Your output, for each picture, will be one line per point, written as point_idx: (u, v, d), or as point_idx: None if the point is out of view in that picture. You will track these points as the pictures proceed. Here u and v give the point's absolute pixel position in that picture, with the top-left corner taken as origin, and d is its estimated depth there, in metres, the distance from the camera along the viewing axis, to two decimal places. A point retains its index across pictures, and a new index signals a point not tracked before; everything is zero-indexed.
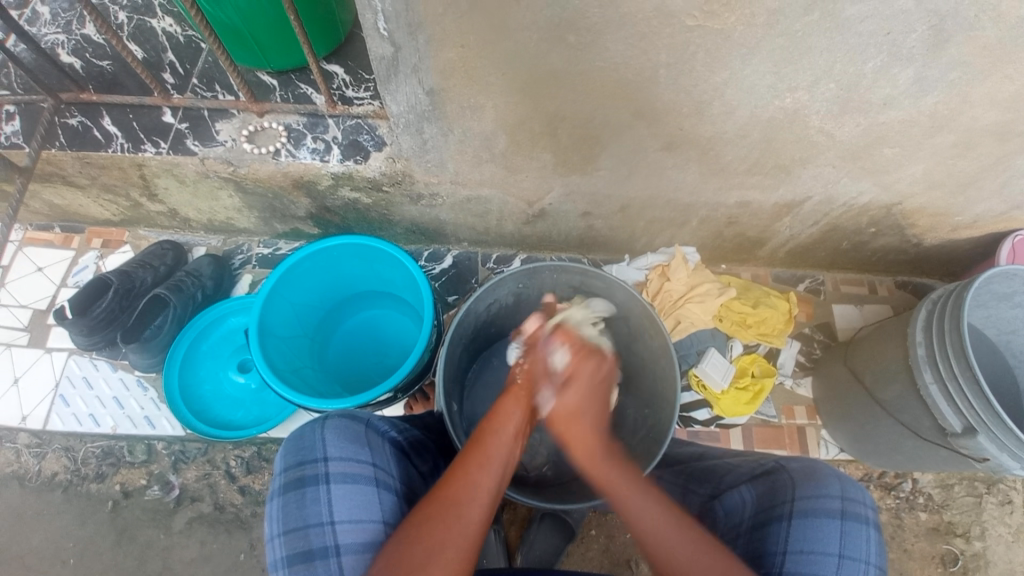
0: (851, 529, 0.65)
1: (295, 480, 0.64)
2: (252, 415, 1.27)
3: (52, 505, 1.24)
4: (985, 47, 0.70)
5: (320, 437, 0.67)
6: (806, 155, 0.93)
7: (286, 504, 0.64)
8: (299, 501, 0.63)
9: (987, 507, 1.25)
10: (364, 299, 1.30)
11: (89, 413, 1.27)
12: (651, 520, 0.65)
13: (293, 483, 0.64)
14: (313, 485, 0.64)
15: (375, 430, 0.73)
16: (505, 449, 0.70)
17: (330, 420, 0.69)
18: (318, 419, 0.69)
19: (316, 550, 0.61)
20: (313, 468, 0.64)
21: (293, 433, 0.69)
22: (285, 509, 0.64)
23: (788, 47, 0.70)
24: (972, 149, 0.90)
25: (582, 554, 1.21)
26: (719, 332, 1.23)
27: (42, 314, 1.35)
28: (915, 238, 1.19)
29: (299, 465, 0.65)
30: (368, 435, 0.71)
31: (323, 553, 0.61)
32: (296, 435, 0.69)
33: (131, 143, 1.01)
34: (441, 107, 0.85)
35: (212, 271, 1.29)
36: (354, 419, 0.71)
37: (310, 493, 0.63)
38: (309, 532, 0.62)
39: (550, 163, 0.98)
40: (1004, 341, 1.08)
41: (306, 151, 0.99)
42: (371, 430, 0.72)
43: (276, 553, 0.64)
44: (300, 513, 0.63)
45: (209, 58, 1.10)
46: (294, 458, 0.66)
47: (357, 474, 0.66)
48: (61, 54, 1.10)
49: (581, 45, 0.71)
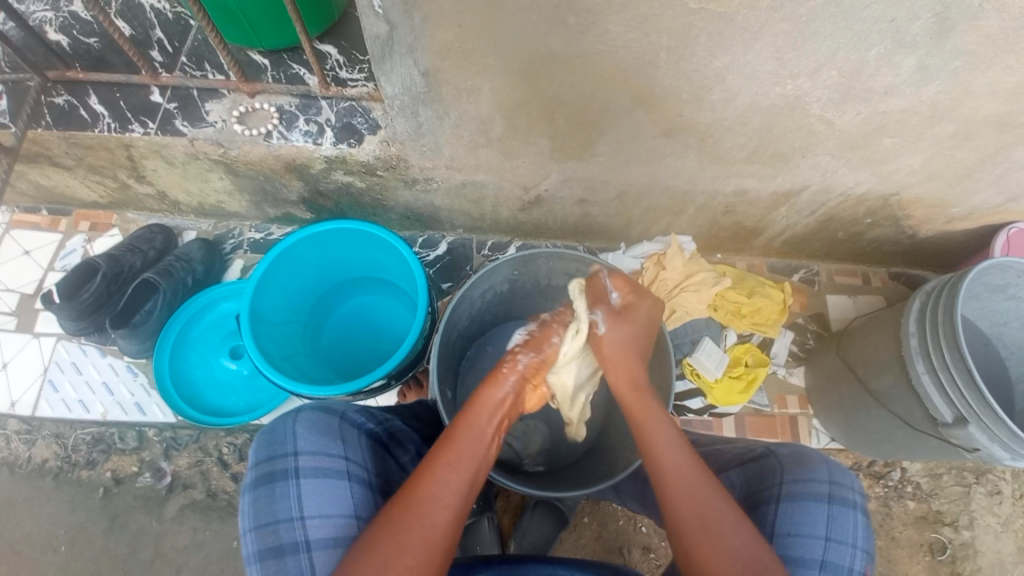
0: (838, 512, 0.65)
1: (265, 475, 0.64)
2: (243, 401, 1.26)
3: (42, 491, 1.23)
4: (987, 36, 0.69)
5: (291, 430, 0.67)
6: (807, 144, 0.92)
7: (257, 499, 0.64)
8: (269, 496, 0.63)
9: (975, 497, 1.27)
10: (357, 286, 1.29)
11: (78, 399, 1.25)
12: (675, 459, 0.69)
13: (263, 478, 0.64)
14: (282, 480, 0.63)
15: (350, 422, 0.72)
16: (477, 446, 0.70)
17: (302, 413, 0.68)
18: (290, 413, 0.69)
19: (285, 545, 0.61)
20: (283, 463, 0.64)
21: (265, 427, 0.68)
22: (255, 504, 0.64)
23: (792, 32, 0.69)
24: (970, 140, 0.89)
25: (575, 541, 1.22)
26: (713, 321, 1.25)
27: (29, 298, 1.32)
28: (911, 229, 1.19)
29: (269, 460, 0.65)
30: (342, 428, 0.70)
31: (293, 548, 0.61)
32: (269, 429, 0.68)
33: (119, 123, 0.99)
34: (437, 90, 0.83)
35: (202, 256, 1.27)
36: (327, 411, 0.70)
37: (279, 488, 0.63)
38: (279, 528, 0.62)
39: (547, 149, 0.97)
40: (995, 333, 1.09)
41: (299, 133, 0.97)
42: (346, 423, 0.72)
43: (248, 548, 0.64)
44: (270, 508, 0.63)
45: (198, 35, 1.07)
46: (264, 453, 0.65)
47: (328, 468, 0.65)
48: (47, 30, 1.07)
49: (581, 26, 0.70)
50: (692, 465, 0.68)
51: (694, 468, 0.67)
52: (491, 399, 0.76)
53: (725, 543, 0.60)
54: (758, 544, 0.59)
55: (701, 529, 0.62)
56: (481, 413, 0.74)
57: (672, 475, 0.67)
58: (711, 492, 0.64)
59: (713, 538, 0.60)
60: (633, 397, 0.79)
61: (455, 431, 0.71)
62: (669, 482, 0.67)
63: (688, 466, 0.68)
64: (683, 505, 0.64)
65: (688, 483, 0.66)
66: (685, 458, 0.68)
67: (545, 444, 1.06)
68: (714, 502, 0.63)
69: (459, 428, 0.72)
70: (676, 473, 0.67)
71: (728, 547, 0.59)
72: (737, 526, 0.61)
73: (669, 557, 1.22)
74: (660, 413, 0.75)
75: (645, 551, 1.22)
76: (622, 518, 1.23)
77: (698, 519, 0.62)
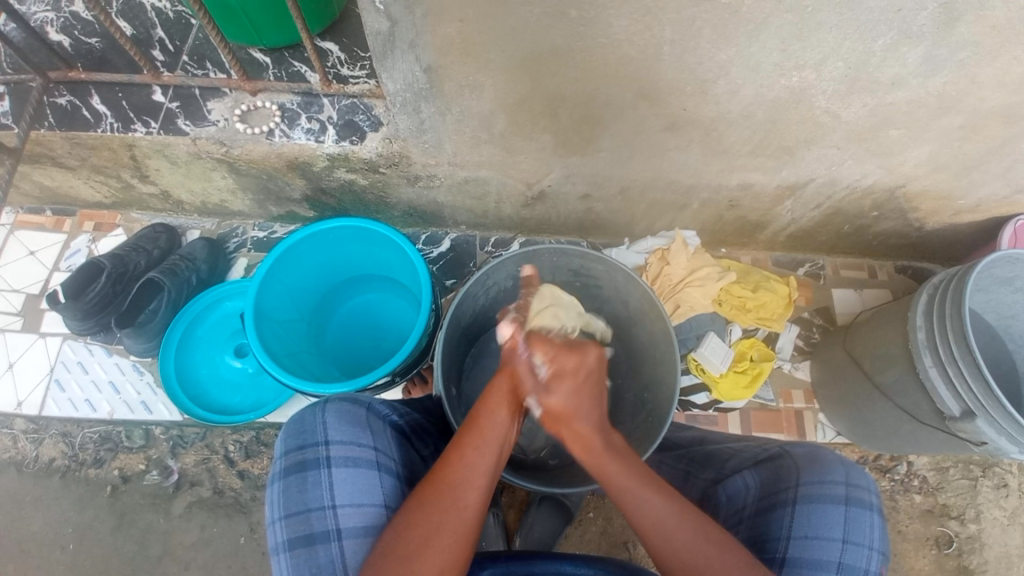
0: (855, 515, 0.65)
1: (296, 464, 0.64)
2: (249, 399, 1.26)
3: (50, 490, 1.23)
4: (994, 26, 0.68)
5: (320, 420, 0.67)
6: (812, 136, 0.91)
7: (287, 487, 0.64)
8: (300, 484, 0.63)
9: (982, 490, 1.26)
10: (360, 283, 1.29)
11: (85, 398, 1.26)
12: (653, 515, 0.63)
13: (294, 467, 0.64)
14: (315, 469, 0.63)
15: (376, 413, 0.73)
16: (503, 423, 0.70)
17: (330, 403, 0.68)
18: (319, 402, 0.69)
19: (317, 533, 0.62)
20: (314, 452, 0.64)
21: (293, 416, 0.68)
22: (286, 492, 0.64)
23: (797, 23, 0.69)
24: (977, 131, 0.88)
25: (580, 536, 1.22)
26: (718, 317, 1.22)
27: (35, 298, 1.33)
28: (917, 222, 1.18)
29: (300, 449, 0.65)
30: (369, 419, 0.71)
31: (324, 537, 0.61)
32: (297, 418, 0.68)
33: (121, 123, 0.99)
34: (438, 86, 0.83)
35: (206, 254, 1.27)
36: (355, 402, 0.71)
37: (312, 477, 0.63)
38: (311, 516, 0.62)
39: (550, 144, 0.96)
40: (1003, 325, 1.08)
41: (301, 131, 0.97)
42: (373, 414, 0.72)
43: (277, 537, 0.64)
44: (301, 497, 0.63)
45: (199, 34, 1.07)
46: (295, 442, 0.65)
47: (358, 458, 0.66)
48: (50, 32, 1.07)
49: (583, 20, 0.69)
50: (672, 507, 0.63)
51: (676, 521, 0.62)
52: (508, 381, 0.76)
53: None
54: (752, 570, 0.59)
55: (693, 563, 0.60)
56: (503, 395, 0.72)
57: (655, 535, 0.62)
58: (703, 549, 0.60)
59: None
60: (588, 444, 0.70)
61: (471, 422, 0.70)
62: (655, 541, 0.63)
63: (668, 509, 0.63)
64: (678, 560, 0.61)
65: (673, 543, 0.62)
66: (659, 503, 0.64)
67: (550, 440, 1.05)
68: (708, 551, 0.60)
69: (480, 408, 0.71)
70: (659, 532, 0.62)
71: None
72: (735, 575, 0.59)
73: None
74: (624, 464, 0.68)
75: None
76: None
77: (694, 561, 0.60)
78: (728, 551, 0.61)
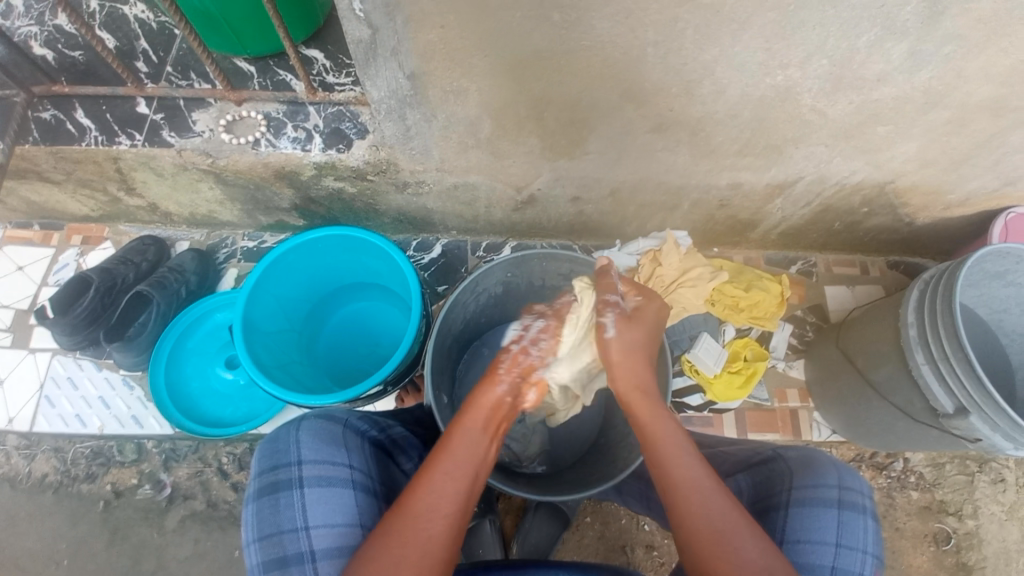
0: (848, 518, 0.65)
1: (269, 485, 0.64)
2: (241, 411, 1.25)
3: (43, 506, 1.22)
4: (980, 19, 0.68)
5: (294, 439, 0.67)
6: (799, 135, 0.91)
7: (260, 509, 0.64)
8: (273, 505, 0.63)
9: (979, 485, 1.26)
10: (351, 292, 1.28)
11: (75, 413, 1.25)
12: (686, 473, 0.65)
13: (267, 488, 0.64)
14: (287, 490, 0.63)
15: (353, 429, 0.72)
16: (473, 445, 0.68)
17: (304, 421, 0.68)
18: (294, 421, 0.69)
19: (290, 556, 0.61)
20: (287, 472, 0.64)
21: (267, 437, 0.68)
22: (259, 514, 0.64)
23: (781, 21, 0.68)
24: (965, 126, 0.88)
25: (577, 541, 1.21)
26: (711, 317, 1.22)
27: (24, 314, 1.31)
28: (908, 218, 1.18)
29: (273, 469, 0.64)
30: (345, 436, 0.70)
31: (298, 559, 0.61)
32: (272, 438, 0.68)
33: (105, 136, 0.98)
34: (423, 92, 0.82)
35: (195, 266, 1.26)
36: (330, 420, 0.70)
37: (284, 498, 0.63)
38: (284, 538, 0.62)
39: (538, 148, 0.96)
40: (995, 320, 1.08)
41: (287, 140, 0.97)
42: (349, 431, 0.71)
43: (252, 560, 0.63)
44: (273, 519, 0.63)
45: (183, 44, 1.06)
46: (268, 463, 0.65)
47: (332, 477, 0.65)
48: (33, 45, 1.06)
49: (566, 23, 0.69)
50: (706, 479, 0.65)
51: (709, 482, 0.64)
52: (488, 398, 0.74)
53: (737, 562, 0.58)
54: (770, 554, 0.58)
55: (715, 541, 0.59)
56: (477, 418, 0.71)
57: (686, 487, 0.64)
58: (724, 507, 0.62)
59: (728, 555, 0.58)
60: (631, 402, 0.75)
61: (451, 437, 0.69)
62: (680, 496, 0.64)
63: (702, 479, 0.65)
64: (698, 515, 0.62)
65: (699, 497, 0.63)
66: (695, 466, 0.66)
67: (545, 445, 1.05)
68: (729, 511, 0.61)
69: (452, 432, 0.69)
70: (692, 486, 0.64)
71: (740, 565, 0.57)
72: (752, 537, 0.59)
73: (673, 555, 1.21)
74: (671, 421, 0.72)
75: (648, 549, 1.21)
76: (625, 517, 1.23)
77: (712, 531, 0.60)
78: (749, 524, 0.60)
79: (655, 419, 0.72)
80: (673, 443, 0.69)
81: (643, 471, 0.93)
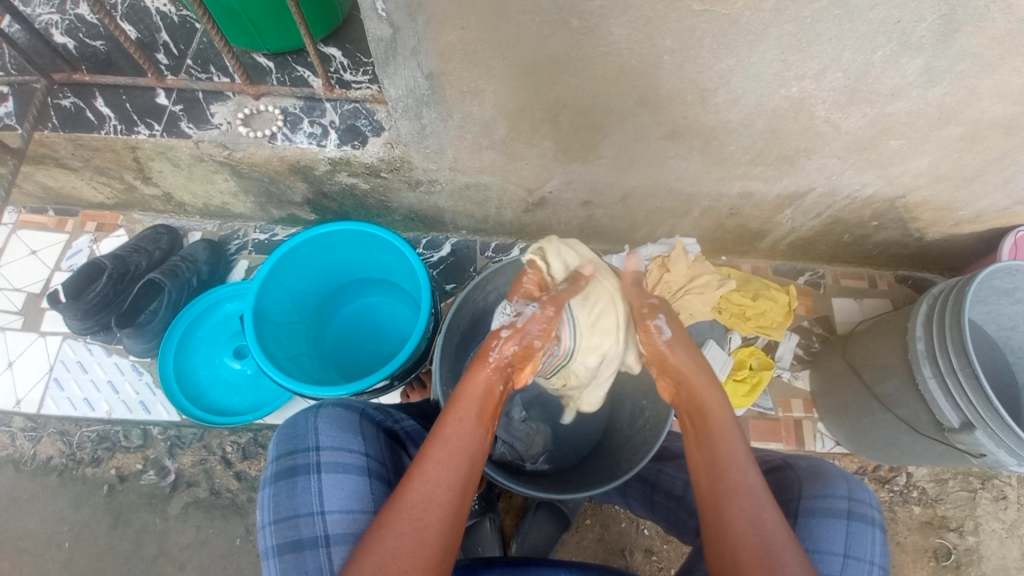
0: (857, 529, 0.65)
1: (286, 469, 0.65)
2: (248, 401, 1.26)
3: (47, 488, 1.23)
4: (995, 38, 0.68)
5: (312, 426, 0.68)
6: (811, 146, 0.91)
7: (277, 493, 0.65)
8: (290, 489, 0.64)
9: (981, 502, 1.25)
10: (362, 288, 1.29)
11: (83, 397, 1.26)
12: (743, 481, 0.65)
13: (284, 472, 0.65)
14: (304, 474, 0.64)
15: (369, 419, 0.73)
16: (469, 435, 0.69)
17: (323, 409, 0.69)
18: (311, 409, 0.70)
19: (305, 539, 0.62)
20: (304, 458, 0.65)
21: (285, 422, 0.69)
22: (275, 498, 0.65)
23: (796, 34, 0.69)
24: (978, 142, 0.88)
25: (577, 543, 1.21)
26: (718, 324, 1.18)
27: (35, 297, 1.33)
28: (918, 232, 1.18)
29: (291, 454, 0.66)
30: (361, 425, 0.71)
31: (313, 543, 0.62)
32: (289, 424, 0.69)
33: (124, 125, 0.99)
34: (440, 91, 0.83)
35: (207, 256, 1.27)
36: (348, 408, 0.71)
37: (301, 482, 0.64)
38: (300, 522, 0.63)
39: (551, 151, 0.97)
40: (1003, 337, 1.07)
41: (303, 135, 0.98)
42: (365, 420, 0.73)
43: (266, 542, 0.64)
44: (290, 502, 0.64)
45: (203, 38, 1.08)
46: (285, 447, 0.66)
47: (349, 464, 0.66)
48: (55, 33, 1.07)
49: (584, 29, 0.70)
50: (759, 491, 0.64)
51: (763, 495, 0.64)
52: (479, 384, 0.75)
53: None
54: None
55: (756, 550, 0.59)
56: (471, 407, 0.71)
57: (739, 496, 0.64)
58: (773, 522, 0.61)
59: (766, 568, 0.58)
60: (695, 398, 0.78)
61: (448, 425, 0.69)
62: (731, 502, 0.64)
63: (756, 491, 0.64)
64: (744, 529, 0.61)
65: (750, 509, 0.63)
66: (757, 479, 0.65)
67: (548, 446, 1.05)
68: (775, 531, 0.60)
69: (447, 420, 0.69)
70: (744, 495, 0.64)
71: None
72: (792, 556, 0.58)
73: (672, 561, 1.22)
74: (737, 430, 0.72)
75: (647, 553, 1.22)
76: (625, 520, 1.23)
77: (756, 549, 0.60)
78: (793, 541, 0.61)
79: (719, 421, 0.73)
80: (736, 452, 0.68)
81: (647, 475, 0.93)
